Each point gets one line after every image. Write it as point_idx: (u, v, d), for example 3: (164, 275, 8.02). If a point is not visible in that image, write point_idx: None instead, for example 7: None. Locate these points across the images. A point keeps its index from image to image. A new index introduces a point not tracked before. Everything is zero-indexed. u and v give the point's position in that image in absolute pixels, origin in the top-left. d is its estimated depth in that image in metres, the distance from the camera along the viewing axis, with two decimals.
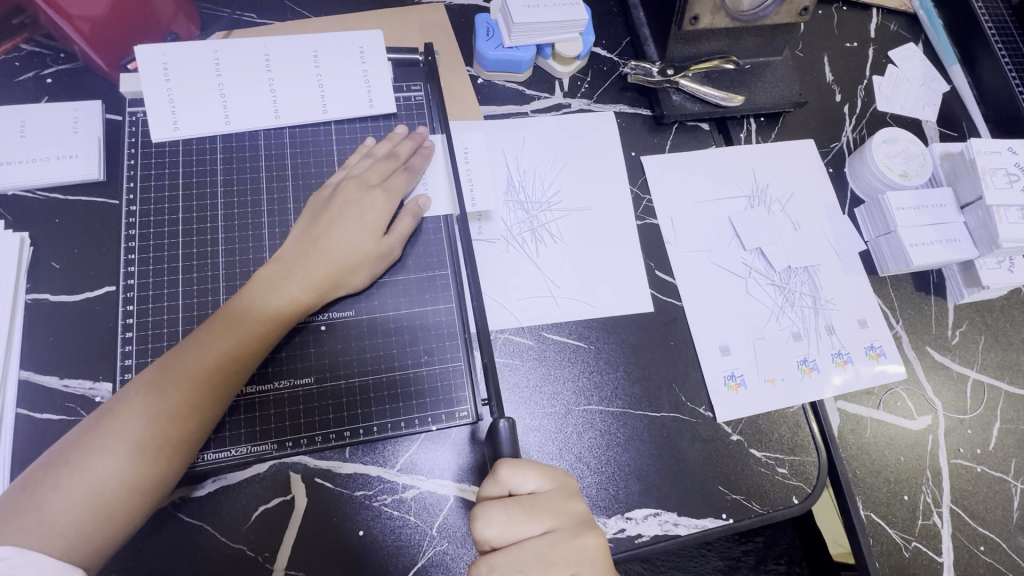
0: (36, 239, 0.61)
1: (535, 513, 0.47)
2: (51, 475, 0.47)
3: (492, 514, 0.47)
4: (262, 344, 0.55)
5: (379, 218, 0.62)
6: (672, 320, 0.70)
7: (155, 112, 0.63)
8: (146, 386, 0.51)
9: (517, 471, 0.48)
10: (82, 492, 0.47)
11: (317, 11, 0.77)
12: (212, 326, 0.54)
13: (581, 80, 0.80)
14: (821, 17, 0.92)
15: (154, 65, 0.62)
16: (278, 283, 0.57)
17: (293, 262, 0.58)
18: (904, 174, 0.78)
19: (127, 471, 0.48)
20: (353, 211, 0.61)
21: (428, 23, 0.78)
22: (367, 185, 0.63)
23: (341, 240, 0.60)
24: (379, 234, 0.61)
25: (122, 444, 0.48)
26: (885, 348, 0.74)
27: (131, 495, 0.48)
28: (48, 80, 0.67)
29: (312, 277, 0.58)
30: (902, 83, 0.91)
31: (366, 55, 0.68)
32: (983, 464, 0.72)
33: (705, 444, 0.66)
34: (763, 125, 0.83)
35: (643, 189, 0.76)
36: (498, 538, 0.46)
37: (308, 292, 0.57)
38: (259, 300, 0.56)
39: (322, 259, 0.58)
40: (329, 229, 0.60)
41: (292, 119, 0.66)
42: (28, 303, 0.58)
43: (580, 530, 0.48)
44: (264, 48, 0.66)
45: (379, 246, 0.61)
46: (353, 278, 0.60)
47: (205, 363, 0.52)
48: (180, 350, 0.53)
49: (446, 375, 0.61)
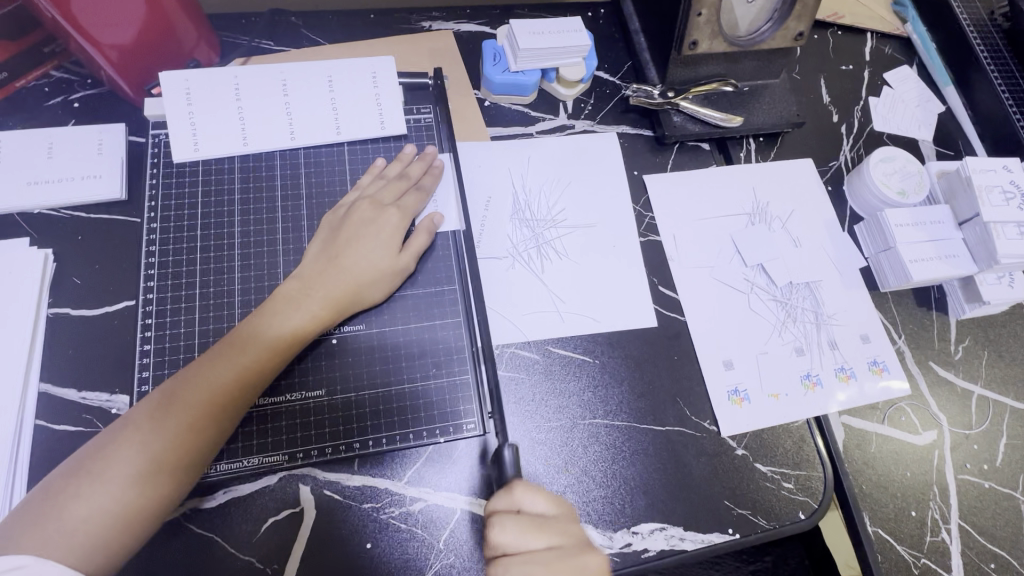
0: (59, 255, 0.63)
1: (545, 530, 0.49)
2: (70, 484, 0.48)
3: (504, 525, 0.49)
4: (275, 362, 0.56)
5: (392, 234, 0.64)
6: (676, 335, 0.72)
7: (176, 134, 0.66)
8: (162, 400, 0.52)
9: (527, 490, 0.51)
10: (100, 502, 0.48)
11: (331, 38, 0.81)
12: (228, 344, 0.56)
13: (585, 102, 0.82)
14: (817, 41, 0.95)
15: (177, 90, 0.66)
16: (297, 301, 0.59)
17: (313, 279, 0.60)
18: (902, 192, 0.79)
19: (143, 483, 0.49)
20: (369, 229, 0.63)
21: (437, 49, 0.82)
22: (380, 204, 0.65)
23: (357, 257, 0.61)
24: (394, 250, 0.63)
25: (138, 457, 0.50)
26: (888, 363, 0.74)
27: (147, 507, 0.49)
28: (75, 104, 0.70)
29: (331, 295, 0.59)
30: (898, 104, 0.93)
31: (378, 79, 0.71)
32: (991, 480, 0.71)
33: (710, 458, 0.66)
34: (762, 144, 0.85)
35: (645, 207, 0.78)
36: (508, 549, 0.48)
37: (327, 309, 0.59)
38: (279, 317, 0.57)
39: (340, 276, 0.60)
40: (346, 246, 0.62)
41: (307, 140, 0.69)
42: (50, 317, 0.60)
43: (588, 551, 0.49)
44: (282, 74, 0.69)
45: (392, 263, 0.63)
46: (369, 292, 0.62)
47: (221, 381, 0.53)
48: (197, 367, 0.54)
49: (453, 388, 0.62)
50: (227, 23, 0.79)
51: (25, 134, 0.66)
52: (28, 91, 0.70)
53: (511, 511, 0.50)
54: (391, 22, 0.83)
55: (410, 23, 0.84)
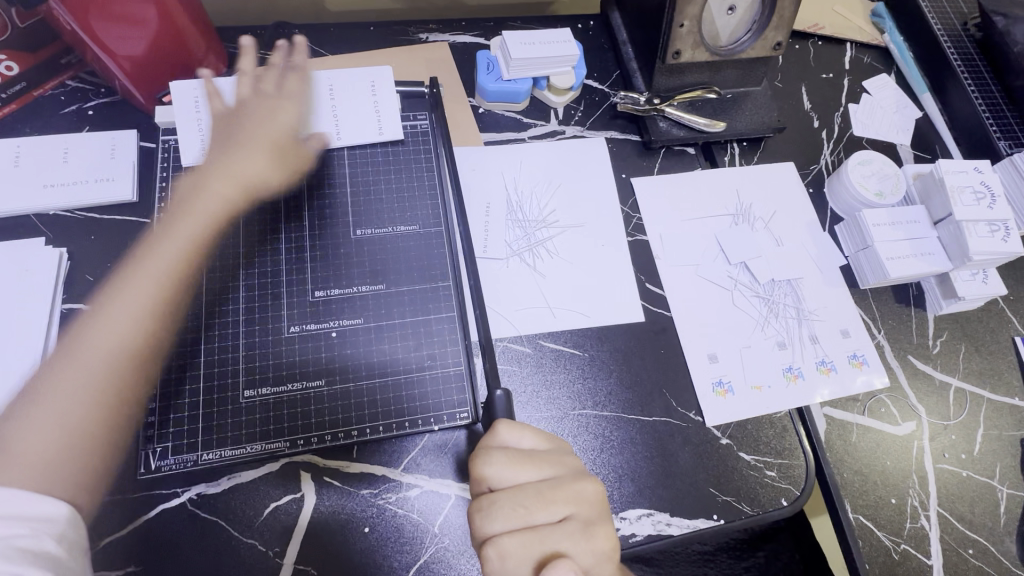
0: (73, 255, 0.66)
1: (534, 461, 0.51)
2: (25, 412, 0.54)
3: (492, 457, 0.50)
4: (202, 249, 0.65)
5: (277, 134, 0.70)
6: (662, 329, 0.74)
7: (184, 139, 0.69)
8: (105, 322, 0.58)
9: (513, 428, 0.53)
10: (55, 420, 0.53)
11: (334, 50, 0.85)
12: (134, 270, 0.62)
13: (575, 109, 0.86)
14: (799, 50, 0.99)
15: (187, 97, 0.71)
16: (178, 213, 0.65)
17: (190, 197, 0.66)
18: (879, 193, 0.83)
19: (95, 398, 0.55)
20: (246, 143, 0.69)
21: (434, 59, 0.86)
22: (265, 99, 0.72)
23: (245, 151, 0.68)
24: (276, 145, 0.70)
25: (101, 353, 0.57)
26: (868, 356, 0.77)
27: (105, 425, 0.56)
28: (89, 112, 0.74)
29: (210, 207, 0.66)
30: (877, 110, 0.97)
31: (377, 88, 0.77)
32: (968, 468, 0.74)
33: (696, 448, 0.68)
34: (746, 149, 0.89)
35: (633, 208, 0.81)
36: (498, 481, 0.50)
37: (208, 220, 0.65)
38: (160, 238, 0.64)
39: (234, 175, 0.67)
40: (225, 159, 0.67)
41: (311, 145, 0.72)
42: (63, 312, 0.63)
43: (577, 476, 0.51)
44: (284, 83, 0.74)
45: (274, 167, 0.70)
46: (242, 168, 0.68)
47: (168, 266, 0.62)
48: (105, 308, 0.59)
49: (448, 379, 0.65)
50: (234, 35, 0.83)
51: (41, 140, 0.69)
52: (44, 99, 0.73)
53: (499, 447, 0.51)
54: (390, 34, 0.87)
55: (408, 35, 0.88)
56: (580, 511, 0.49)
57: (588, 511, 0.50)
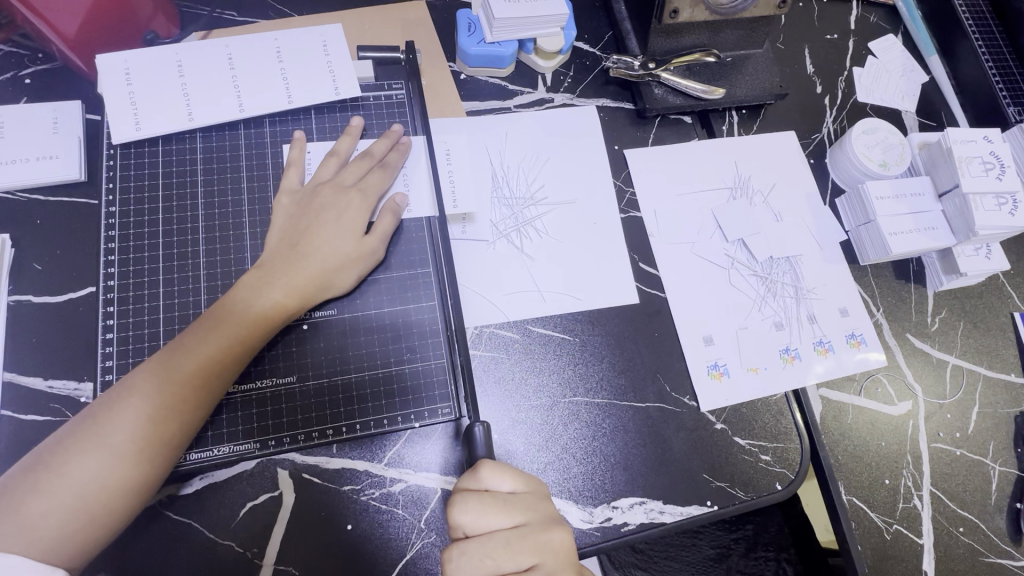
0: (17, 241, 0.61)
1: (507, 508, 0.48)
2: (30, 478, 0.47)
3: (467, 502, 0.48)
4: (251, 343, 0.55)
5: (357, 215, 0.62)
6: (657, 311, 0.71)
7: (116, 114, 0.62)
8: (130, 390, 0.51)
9: (496, 470, 0.50)
10: (62, 493, 0.47)
11: (298, 10, 0.77)
12: (208, 322, 0.55)
13: (564, 75, 0.80)
14: (802, 9, 0.93)
15: (116, 72, 0.62)
16: (260, 287, 0.57)
17: (275, 267, 0.58)
18: (884, 164, 0.79)
19: (107, 471, 0.48)
20: (333, 208, 0.61)
21: (410, 20, 0.78)
22: (342, 185, 0.63)
23: (322, 242, 0.59)
24: (359, 234, 0.61)
25: (125, 429, 0.49)
26: (866, 335, 0.75)
27: (113, 498, 0.48)
28: (27, 80, 0.67)
29: (297, 281, 0.58)
30: (882, 74, 0.92)
31: (330, 47, 0.69)
32: (962, 447, 0.73)
33: (689, 433, 0.66)
34: (745, 117, 0.84)
35: (626, 182, 0.77)
36: (471, 526, 0.47)
37: (292, 295, 0.57)
38: (243, 302, 0.56)
39: (305, 262, 0.58)
40: (310, 229, 0.60)
41: (256, 110, 0.65)
42: (11, 305, 0.58)
43: (548, 525, 0.48)
44: (226, 48, 0.66)
45: (360, 247, 0.61)
46: (337, 280, 0.60)
47: (252, 312, 0.56)
48: (153, 360, 0.53)
49: (429, 372, 0.62)
50: None
51: None
52: None
53: (478, 491, 0.49)
54: None
55: None
56: (546, 562, 0.46)
57: (554, 563, 0.47)
